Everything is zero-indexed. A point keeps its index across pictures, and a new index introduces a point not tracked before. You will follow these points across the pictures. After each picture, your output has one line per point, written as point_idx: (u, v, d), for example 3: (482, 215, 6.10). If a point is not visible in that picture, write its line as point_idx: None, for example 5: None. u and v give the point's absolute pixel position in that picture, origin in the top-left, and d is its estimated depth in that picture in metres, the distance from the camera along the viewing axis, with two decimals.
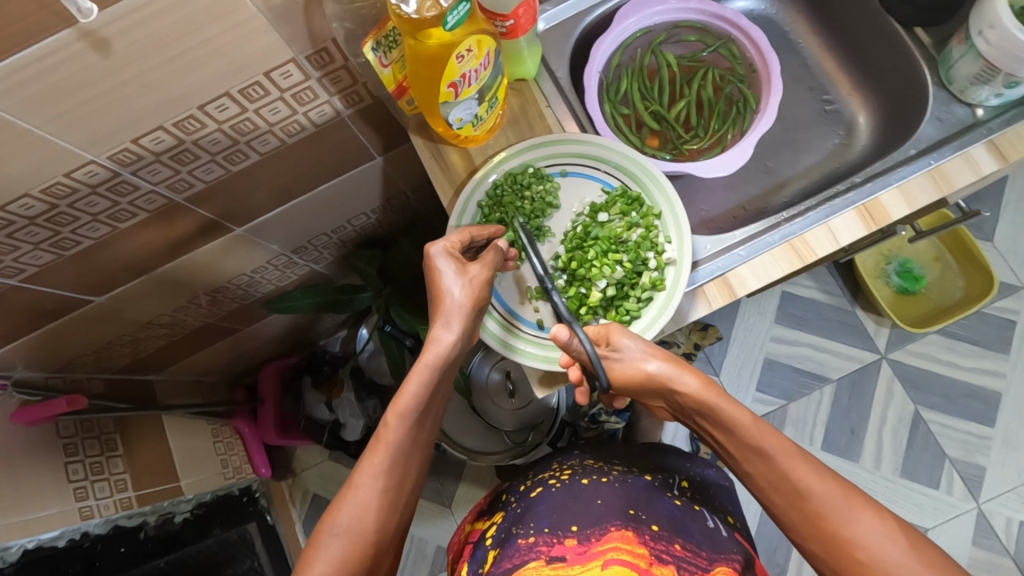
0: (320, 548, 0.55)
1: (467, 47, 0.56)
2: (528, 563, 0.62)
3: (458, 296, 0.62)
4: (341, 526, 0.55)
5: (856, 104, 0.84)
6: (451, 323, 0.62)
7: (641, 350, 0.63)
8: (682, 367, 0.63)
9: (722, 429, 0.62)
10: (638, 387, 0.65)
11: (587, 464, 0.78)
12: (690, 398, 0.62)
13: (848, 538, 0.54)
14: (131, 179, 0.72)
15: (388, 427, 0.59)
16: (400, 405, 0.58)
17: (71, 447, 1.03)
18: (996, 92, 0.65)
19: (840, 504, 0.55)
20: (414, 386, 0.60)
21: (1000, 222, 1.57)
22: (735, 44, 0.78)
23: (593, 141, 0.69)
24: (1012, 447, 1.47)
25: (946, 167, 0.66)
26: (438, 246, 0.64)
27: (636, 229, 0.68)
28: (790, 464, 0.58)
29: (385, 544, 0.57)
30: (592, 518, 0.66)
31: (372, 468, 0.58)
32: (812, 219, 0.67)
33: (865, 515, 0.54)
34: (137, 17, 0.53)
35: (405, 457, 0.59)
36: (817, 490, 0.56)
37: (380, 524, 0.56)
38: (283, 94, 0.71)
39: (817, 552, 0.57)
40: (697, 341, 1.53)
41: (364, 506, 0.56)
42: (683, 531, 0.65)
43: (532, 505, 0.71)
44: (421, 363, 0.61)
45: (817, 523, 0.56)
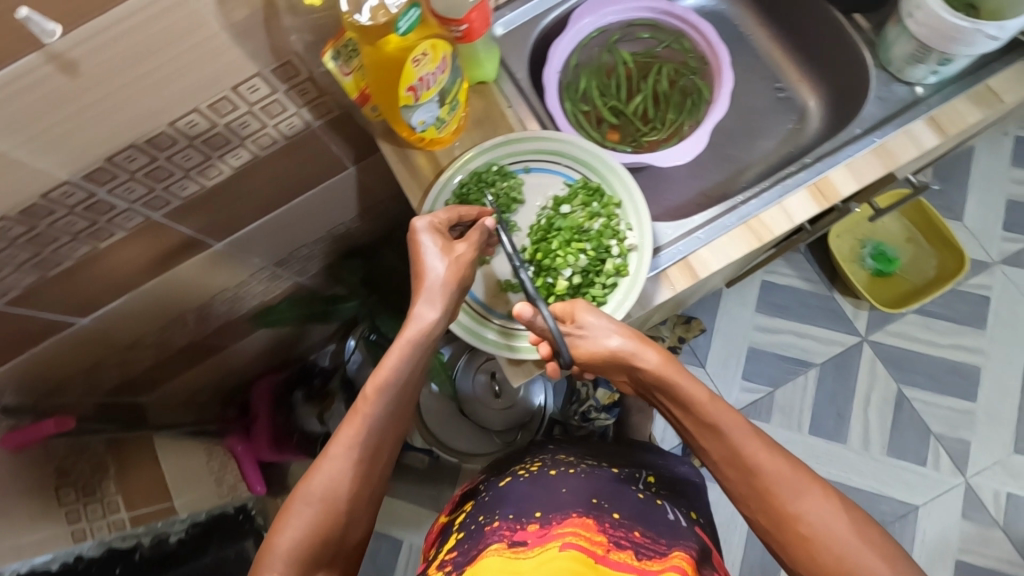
0: (295, 510, 0.59)
1: (422, 51, 0.58)
2: (489, 546, 0.60)
3: (440, 272, 0.65)
4: (317, 490, 0.59)
5: (807, 90, 0.87)
6: (434, 301, 0.65)
7: (605, 327, 0.65)
8: (646, 343, 0.66)
9: (679, 404, 0.66)
10: (602, 363, 0.68)
11: (557, 457, 0.81)
12: (651, 373, 0.66)
13: (794, 513, 0.58)
14: (108, 198, 0.74)
15: (366, 400, 0.63)
16: (378, 379, 0.62)
17: (62, 470, 1.05)
18: (932, 70, 0.68)
19: (788, 479, 0.59)
20: (392, 363, 0.64)
21: (968, 201, 1.61)
22: (686, 39, 0.82)
23: (552, 137, 0.71)
24: (994, 420, 1.50)
25: (889, 144, 0.69)
26: (423, 222, 0.66)
27: (598, 219, 0.70)
28: (742, 441, 0.62)
29: (359, 511, 0.61)
30: (556, 505, 0.67)
31: (348, 438, 0.61)
32: (766, 199, 0.70)
33: (812, 494, 0.58)
34: (102, 39, 0.55)
35: (381, 430, 0.63)
36: (767, 467, 0.60)
37: (354, 491, 0.60)
38: (251, 108, 0.73)
39: (764, 525, 0.60)
40: (682, 334, 1.56)
41: (338, 473, 0.60)
42: (644, 521, 0.67)
43: (501, 493, 0.73)
44: (400, 339, 0.65)
45: (766, 496, 0.60)
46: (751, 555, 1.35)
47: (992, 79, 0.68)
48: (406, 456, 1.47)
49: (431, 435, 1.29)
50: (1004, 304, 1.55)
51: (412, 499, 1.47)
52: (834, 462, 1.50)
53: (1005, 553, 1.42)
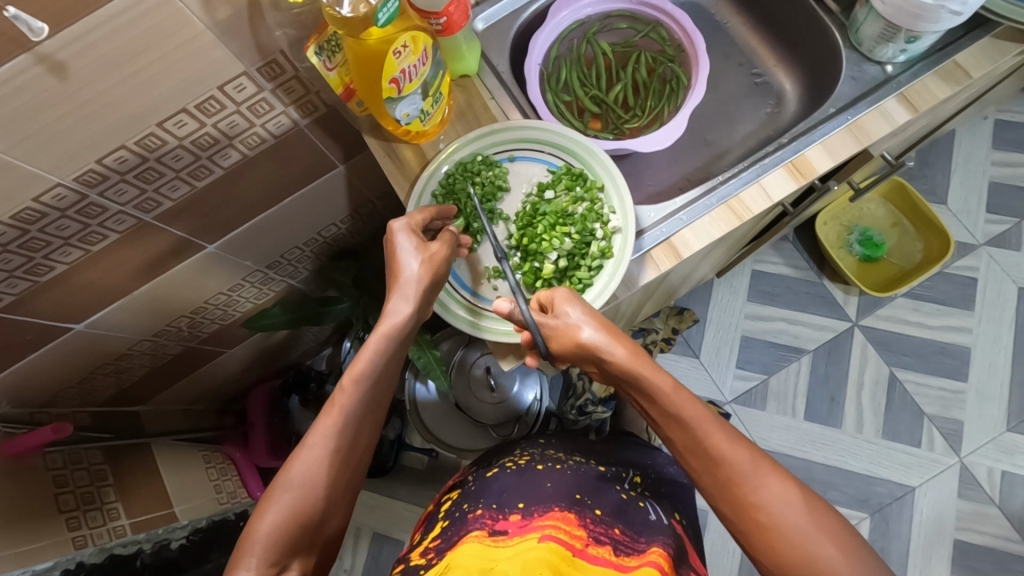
0: (272, 498, 0.58)
1: (402, 43, 0.60)
2: (470, 533, 0.62)
3: (415, 270, 0.66)
4: (294, 479, 0.59)
5: (783, 74, 0.89)
6: (407, 296, 0.66)
7: (576, 319, 0.65)
8: (614, 335, 0.64)
9: (646, 396, 0.64)
10: (571, 355, 0.66)
11: (545, 452, 0.82)
12: (617, 366, 0.63)
13: (755, 502, 0.58)
14: (99, 200, 0.75)
15: (344, 391, 0.63)
16: (355, 369, 0.62)
17: (61, 478, 1.04)
18: (900, 48, 0.70)
19: (750, 471, 0.59)
20: (370, 353, 0.64)
21: (951, 185, 1.63)
22: (663, 28, 0.84)
23: (534, 125, 0.73)
24: (986, 399, 1.51)
25: (863, 121, 0.71)
26: (399, 224, 0.68)
27: (582, 203, 0.72)
28: (706, 431, 0.61)
29: (337, 498, 0.61)
30: (539, 498, 0.68)
31: (325, 429, 0.61)
32: (745, 178, 0.71)
33: (771, 482, 0.58)
34: (89, 39, 0.57)
35: (358, 420, 0.63)
36: (730, 458, 0.60)
37: (331, 479, 0.60)
38: (239, 107, 0.75)
39: (727, 514, 0.61)
40: (675, 326, 1.60)
41: (314, 463, 0.59)
42: (623, 519, 0.69)
43: (485, 483, 0.73)
44: (377, 331, 0.65)
45: (728, 487, 0.60)
46: None
47: (959, 56, 0.71)
48: (404, 458, 1.51)
49: (427, 432, 1.29)
50: (991, 284, 1.57)
51: (412, 499, 1.48)
52: (830, 447, 1.52)
53: (1003, 531, 1.43)
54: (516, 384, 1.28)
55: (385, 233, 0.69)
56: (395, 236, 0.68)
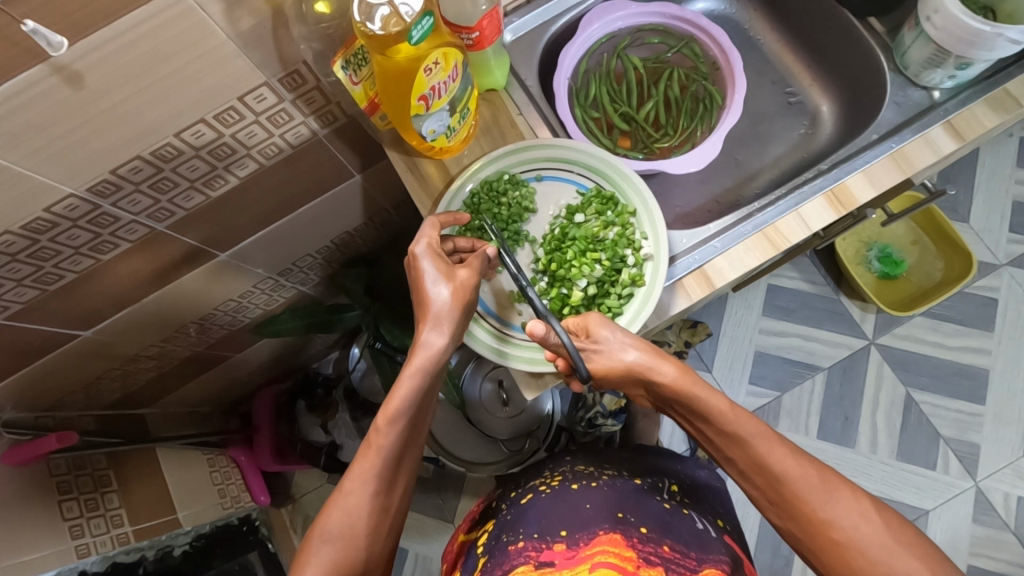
0: (314, 550, 0.58)
1: (433, 60, 0.57)
2: (517, 569, 0.64)
3: (445, 298, 0.64)
4: (334, 530, 0.59)
5: (818, 94, 0.87)
6: (442, 326, 0.64)
7: (620, 340, 0.64)
8: (661, 356, 0.65)
9: (698, 416, 0.64)
10: (618, 378, 0.67)
11: (576, 469, 0.80)
12: (667, 386, 0.64)
13: (825, 519, 0.57)
14: (112, 210, 0.73)
15: (379, 432, 0.61)
16: (390, 412, 0.60)
17: (64, 485, 1.02)
18: (950, 74, 0.68)
19: (819, 485, 0.58)
20: (404, 391, 0.61)
21: (973, 203, 1.60)
22: (697, 44, 0.81)
23: (564, 145, 0.70)
24: (1004, 423, 1.48)
25: (907, 149, 0.68)
26: (422, 248, 0.65)
27: (613, 228, 0.69)
28: (766, 449, 0.61)
29: (379, 542, 0.61)
30: (581, 522, 0.68)
31: (363, 473, 0.61)
32: (782, 207, 0.69)
33: (839, 496, 0.57)
34: (107, 49, 0.54)
35: (394, 460, 0.62)
36: (794, 473, 0.59)
37: (372, 525, 0.60)
38: (258, 117, 0.72)
39: (797, 533, 0.60)
40: (687, 339, 1.55)
41: (354, 510, 0.60)
42: (670, 532, 0.67)
43: (522, 511, 0.73)
44: (411, 367, 0.62)
45: (796, 504, 0.59)
46: (761, 561, 1.34)
47: (1010, 83, 0.68)
48: None
49: (437, 443, 1.27)
50: (1012, 306, 1.54)
51: (417, 508, 1.46)
52: (843, 467, 1.49)
53: (1017, 557, 1.41)
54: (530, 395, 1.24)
55: (408, 257, 0.67)
56: (419, 260, 0.65)
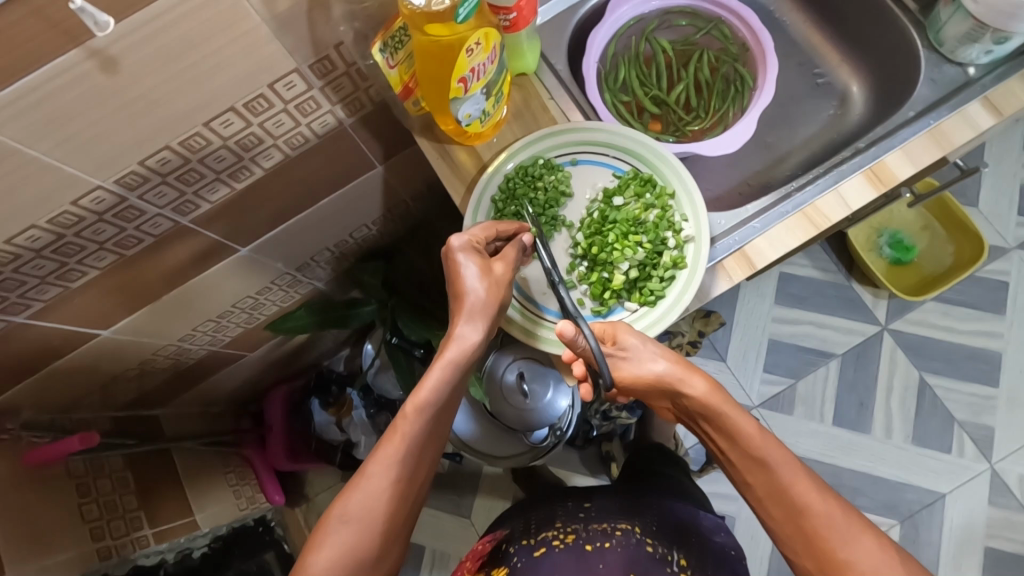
0: (331, 531, 0.57)
1: (475, 41, 0.56)
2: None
3: (480, 293, 0.63)
4: (353, 512, 0.58)
5: (845, 75, 0.86)
6: (476, 321, 0.63)
7: (649, 351, 0.65)
8: (691, 369, 0.65)
9: (724, 434, 0.64)
10: (645, 387, 0.67)
11: (591, 525, 0.81)
12: (699, 401, 0.64)
13: (843, 559, 0.57)
14: (138, 203, 0.71)
15: (407, 419, 0.61)
16: (420, 399, 0.60)
17: (83, 487, 1.00)
18: (987, 49, 0.68)
19: (842, 525, 0.58)
20: (434, 382, 0.61)
21: (982, 187, 1.60)
22: (726, 25, 0.80)
23: (600, 128, 0.70)
24: (1017, 405, 1.49)
25: (945, 126, 0.68)
26: (460, 240, 0.64)
27: (652, 210, 0.69)
28: (790, 479, 0.60)
29: (395, 532, 0.60)
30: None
31: (387, 458, 0.59)
32: (821, 186, 0.68)
33: (862, 539, 0.57)
34: (145, 32, 0.53)
35: (418, 450, 0.61)
36: (817, 510, 0.59)
37: (389, 514, 0.59)
38: (286, 106, 0.71)
39: (809, 568, 0.60)
40: (701, 328, 1.54)
41: (374, 495, 0.58)
42: None
43: (536, 564, 0.75)
44: (442, 359, 0.62)
45: (814, 540, 0.59)
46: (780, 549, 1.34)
47: None
48: None
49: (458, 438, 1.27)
50: (1022, 289, 1.55)
51: (434, 504, 1.45)
52: (858, 452, 1.49)
53: None
54: (549, 391, 1.19)
55: (443, 248, 0.65)
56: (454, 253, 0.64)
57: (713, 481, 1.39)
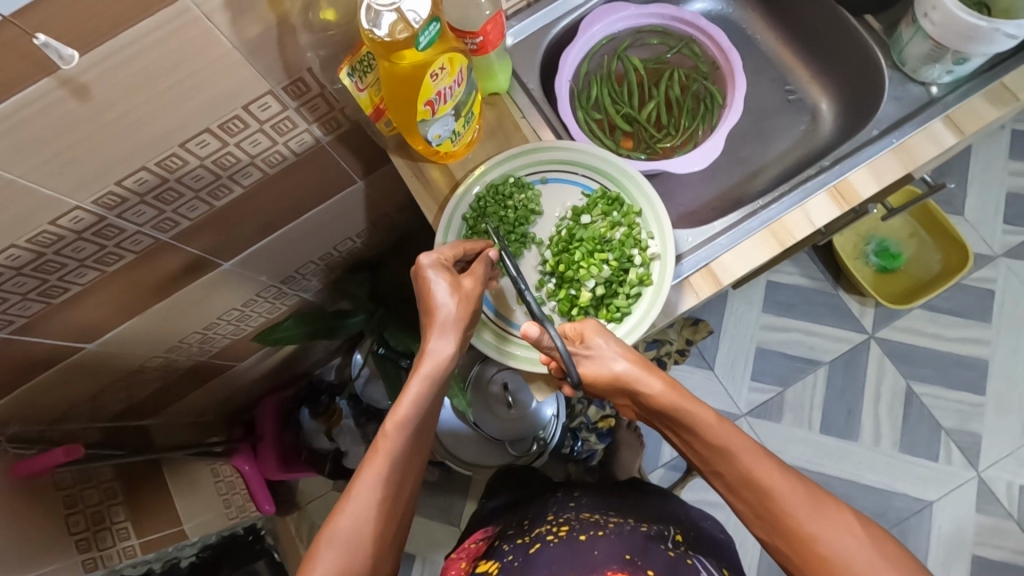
0: (320, 558, 0.58)
1: (439, 66, 0.58)
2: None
3: (450, 308, 0.64)
4: (341, 536, 0.58)
5: (816, 91, 0.87)
6: (448, 333, 0.64)
7: (610, 349, 0.65)
8: (650, 369, 0.65)
9: (686, 428, 0.65)
10: (607, 387, 0.67)
11: (583, 519, 0.79)
12: (653, 399, 0.65)
13: (811, 534, 0.58)
14: (117, 222, 0.73)
15: (387, 437, 0.61)
16: (398, 416, 0.61)
17: (70, 499, 1.02)
18: (947, 69, 0.69)
19: (807, 501, 0.59)
20: (411, 397, 0.62)
21: (968, 195, 1.61)
22: (696, 44, 0.82)
23: (569, 147, 0.71)
24: (1004, 413, 1.49)
25: (909, 143, 0.69)
26: (428, 258, 0.65)
27: (619, 228, 0.70)
28: (753, 463, 0.61)
29: (385, 552, 0.60)
30: (589, 565, 0.67)
31: (371, 478, 0.60)
32: (786, 204, 0.69)
33: (825, 513, 0.58)
34: (115, 60, 0.54)
35: (402, 466, 0.62)
36: (782, 489, 0.60)
37: (377, 532, 0.59)
38: (262, 126, 0.72)
39: (782, 549, 0.60)
40: (689, 336, 1.56)
41: (361, 517, 0.59)
42: None
43: (528, 560, 0.72)
44: (418, 375, 0.63)
45: (783, 519, 0.59)
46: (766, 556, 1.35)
47: (1007, 76, 0.69)
48: None
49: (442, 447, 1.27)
50: (1008, 297, 1.55)
51: (424, 512, 1.45)
52: (846, 460, 1.50)
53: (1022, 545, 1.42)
54: (535, 400, 1.22)
55: (414, 267, 0.67)
56: (424, 271, 0.66)
57: (700, 489, 1.40)
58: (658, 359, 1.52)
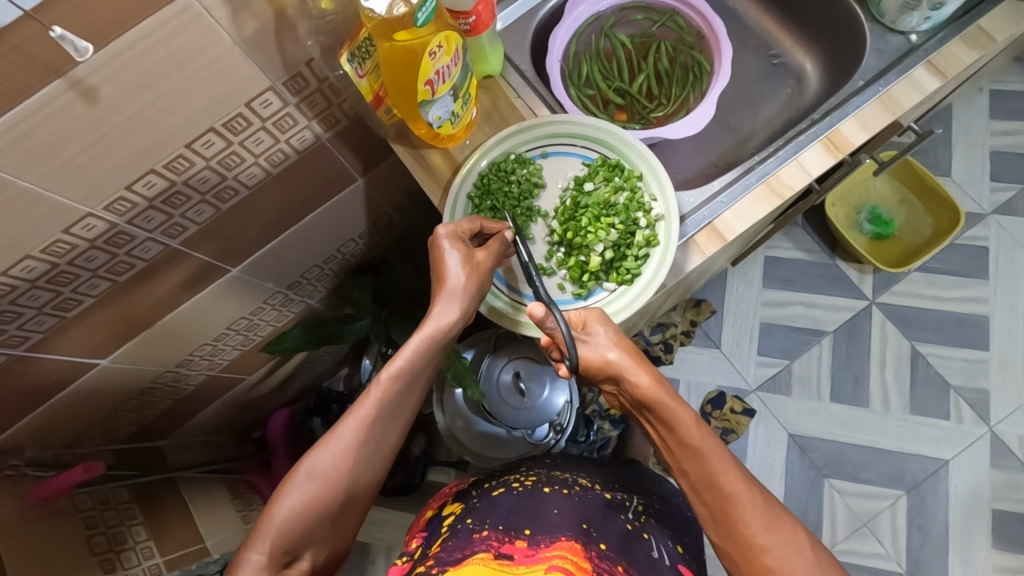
0: (294, 484, 0.61)
1: (437, 44, 0.59)
2: (476, 554, 0.60)
3: (459, 276, 0.67)
4: (317, 468, 0.62)
5: (800, 54, 0.91)
6: (453, 302, 0.67)
7: (604, 340, 0.68)
8: (640, 363, 0.68)
9: (665, 424, 0.67)
10: (597, 375, 0.70)
11: (552, 474, 0.82)
12: (639, 391, 0.68)
13: (761, 544, 0.58)
14: (127, 228, 0.74)
15: (380, 385, 0.65)
16: (393, 367, 0.65)
17: (91, 520, 0.96)
18: (925, 16, 0.72)
19: (764, 513, 0.60)
20: (409, 354, 0.66)
21: (953, 158, 1.64)
22: (680, 16, 0.85)
23: (566, 120, 0.73)
24: (1009, 367, 1.51)
25: (894, 91, 0.72)
26: (444, 230, 0.67)
27: (622, 193, 0.72)
28: (721, 467, 0.62)
29: (356, 495, 0.63)
30: (547, 527, 0.66)
31: (358, 421, 0.64)
32: (782, 157, 0.72)
33: (780, 527, 0.59)
34: (123, 60, 0.56)
35: (387, 416, 0.65)
36: (742, 497, 0.60)
37: (351, 474, 0.63)
38: (264, 123, 0.74)
39: (731, 554, 0.61)
40: (693, 318, 1.59)
41: (339, 454, 0.63)
42: (628, 557, 0.66)
43: (491, 502, 0.73)
44: (419, 333, 0.67)
45: (737, 524, 0.60)
46: None
47: (983, 19, 0.72)
48: (431, 473, 1.45)
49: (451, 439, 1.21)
50: (1002, 253, 1.57)
51: None
52: (860, 427, 1.50)
53: None
54: (546, 389, 1.16)
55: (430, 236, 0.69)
56: (439, 241, 0.68)
57: None
58: (665, 343, 1.55)
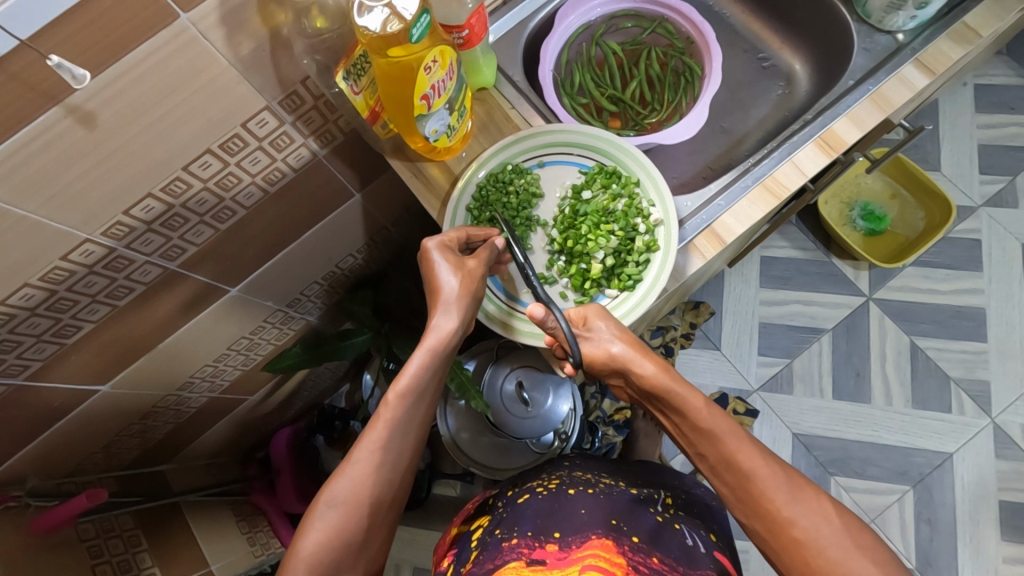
0: (318, 516, 0.61)
1: (432, 59, 0.60)
2: (508, 563, 0.62)
3: (453, 286, 0.67)
4: (337, 496, 0.62)
5: (789, 55, 0.93)
6: (450, 310, 0.67)
7: (608, 333, 0.69)
8: (643, 352, 0.68)
9: (676, 411, 0.67)
10: (604, 368, 0.71)
11: (574, 474, 0.79)
12: (646, 379, 0.68)
13: (786, 517, 0.58)
14: (126, 252, 0.73)
15: (387, 406, 0.65)
16: (399, 387, 0.64)
17: (95, 549, 0.94)
18: (910, 15, 0.74)
19: (785, 488, 0.59)
20: (413, 370, 0.66)
21: (942, 151, 1.66)
22: (669, 23, 0.87)
23: (561, 129, 0.74)
24: (1008, 357, 1.51)
25: (884, 90, 0.73)
26: (434, 241, 0.68)
27: (620, 200, 0.73)
28: (733, 445, 0.63)
29: (380, 517, 0.63)
30: (575, 526, 0.66)
31: (371, 444, 0.64)
32: (777, 159, 0.73)
33: (804, 499, 0.59)
34: (119, 85, 0.56)
35: (400, 434, 0.65)
36: (764, 475, 0.60)
37: (373, 497, 0.62)
38: (261, 143, 0.74)
39: (758, 530, 0.61)
40: (692, 320, 1.57)
41: (358, 480, 0.62)
42: (661, 545, 0.66)
43: (517, 509, 0.72)
44: (421, 348, 0.67)
45: (760, 502, 0.60)
46: None
47: (968, 17, 0.74)
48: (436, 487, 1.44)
49: (461, 454, 1.20)
50: (995, 244, 1.59)
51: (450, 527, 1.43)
52: (863, 423, 1.50)
53: None
54: (550, 397, 1.13)
55: (421, 248, 0.70)
56: (430, 252, 0.69)
57: None
58: (665, 345, 1.52)
